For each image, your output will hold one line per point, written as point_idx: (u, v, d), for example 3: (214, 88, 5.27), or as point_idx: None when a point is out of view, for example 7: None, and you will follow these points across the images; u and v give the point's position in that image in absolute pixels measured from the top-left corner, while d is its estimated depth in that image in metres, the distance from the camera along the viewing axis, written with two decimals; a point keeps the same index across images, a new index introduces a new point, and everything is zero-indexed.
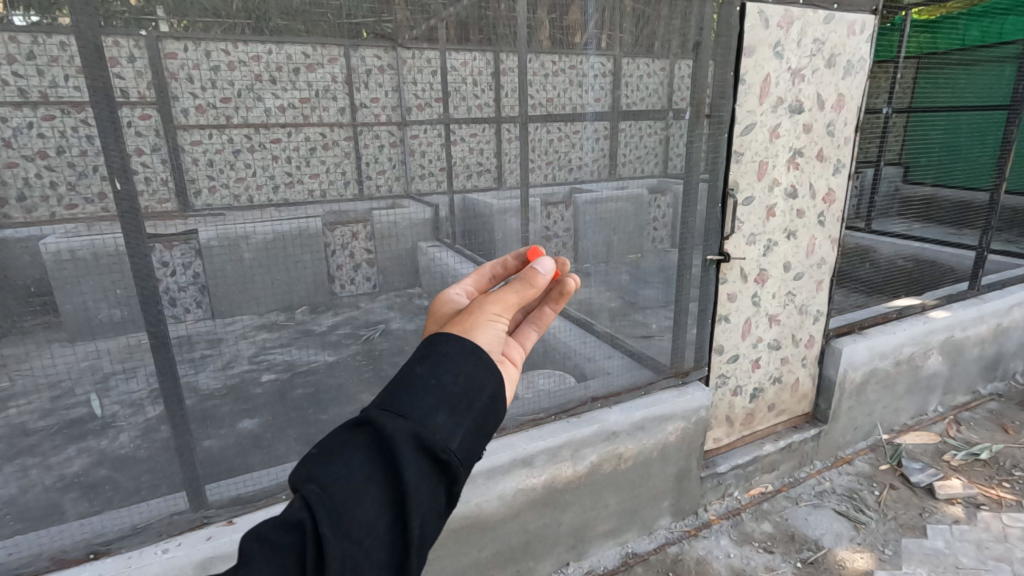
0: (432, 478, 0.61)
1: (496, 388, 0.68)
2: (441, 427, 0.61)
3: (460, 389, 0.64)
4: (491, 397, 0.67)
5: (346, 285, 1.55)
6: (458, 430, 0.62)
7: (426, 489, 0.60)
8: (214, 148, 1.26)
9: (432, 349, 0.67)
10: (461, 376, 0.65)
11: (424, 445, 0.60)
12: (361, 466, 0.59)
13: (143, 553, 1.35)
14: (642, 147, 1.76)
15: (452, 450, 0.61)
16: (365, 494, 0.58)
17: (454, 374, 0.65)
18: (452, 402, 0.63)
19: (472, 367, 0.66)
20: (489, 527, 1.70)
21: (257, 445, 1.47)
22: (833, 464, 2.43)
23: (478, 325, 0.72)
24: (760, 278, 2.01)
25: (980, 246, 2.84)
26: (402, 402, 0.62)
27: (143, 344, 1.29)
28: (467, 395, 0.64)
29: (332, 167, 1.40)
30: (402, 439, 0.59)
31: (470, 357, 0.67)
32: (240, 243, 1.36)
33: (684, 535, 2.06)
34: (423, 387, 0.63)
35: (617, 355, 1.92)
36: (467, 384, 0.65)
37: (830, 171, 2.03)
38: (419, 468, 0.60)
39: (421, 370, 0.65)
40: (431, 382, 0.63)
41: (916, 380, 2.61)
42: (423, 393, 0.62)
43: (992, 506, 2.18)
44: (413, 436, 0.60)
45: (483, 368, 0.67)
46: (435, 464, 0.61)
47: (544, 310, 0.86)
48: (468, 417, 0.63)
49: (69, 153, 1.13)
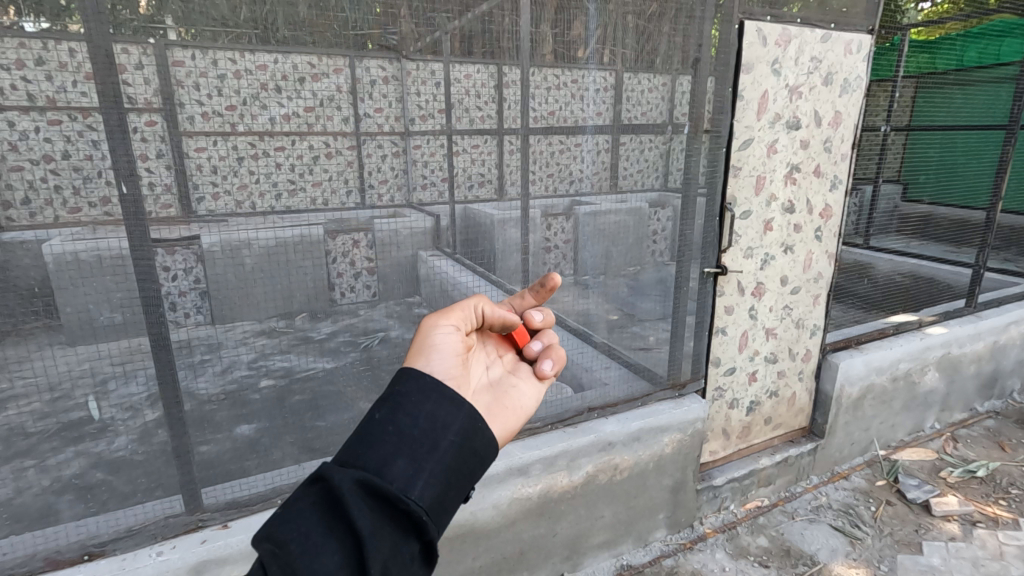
0: (389, 527, 0.62)
1: (461, 424, 0.72)
2: (399, 473, 0.65)
3: (421, 432, 0.69)
4: (459, 433, 0.71)
5: (346, 293, 1.60)
6: (419, 477, 0.65)
7: (385, 537, 0.61)
8: (218, 156, 1.28)
9: (391, 392, 0.72)
10: (420, 419, 0.70)
11: (380, 490, 0.62)
12: (318, 520, 0.61)
13: (137, 555, 1.32)
14: (642, 161, 1.79)
15: (413, 496, 0.64)
16: (323, 547, 0.59)
17: (413, 418, 0.69)
18: (411, 447, 0.67)
19: (433, 408, 0.71)
20: (483, 536, 1.69)
21: (254, 450, 1.45)
22: (829, 479, 2.43)
23: (426, 354, 0.81)
24: (757, 291, 2.02)
25: (977, 264, 2.85)
26: (358, 453, 0.66)
27: (144, 349, 1.30)
28: (428, 436, 0.69)
29: (334, 175, 1.45)
30: (355, 488, 0.62)
31: (430, 396, 0.72)
32: (241, 249, 1.42)
33: (679, 548, 2.04)
34: (380, 435, 0.67)
35: (614, 366, 1.94)
36: (426, 426, 0.70)
37: (827, 186, 2.05)
38: (376, 515, 0.62)
39: (380, 416, 0.69)
40: (388, 430, 0.68)
41: (912, 396, 2.62)
42: (380, 443, 0.66)
43: (988, 523, 2.17)
44: (366, 482, 0.62)
45: (445, 405, 0.72)
46: (393, 511, 0.63)
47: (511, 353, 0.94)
48: (429, 460, 0.67)
49: (75, 158, 1.15)
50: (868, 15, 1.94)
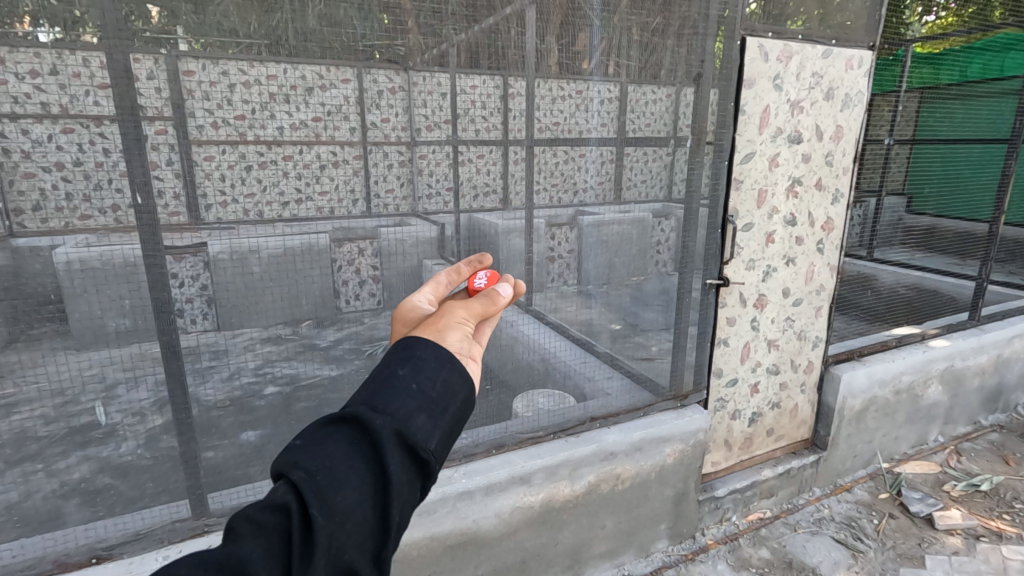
0: (411, 475, 0.65)
1: (468, 394, 0.74)
2: (420, 427, 0.66)
3: (437, 393, 0.70)
4: (464, 401, 0.73)
5: (351, 300, 1.62)
6: (436, 431, 0.68)
7: (405, 484, 0.64)
8: (227, 163, 1.32)
9: (411, 352, 0.73)
10: (438, 382, 0.71)
11: (405, 441, 0.65)
12: (344, 457, 0.63)
13: (144, 560, 1.32)
14: (647, 172, 1.83)
15: (431, 450, 0.66)
16: (347, 482, 0.61)
17: (432, 380, 0.70)
18: (430, 405, 0.68)
19: (448, 375, 0.72)
20: (485, 544, 1.70)
21: (258, 455, 1.51)
22: (832, 491, 2.42)
23: (447, 324, 0.78)
24: (759, 303, 2.03)
25: (981, 277, 2.83)
26: (386, 399, 0.67)
27: (155, 354, 1.32)
28: (443, 398, 0.70)
29: (342, 184, 1.55)
30: (389, 435, 0.64)
31: (445, 365, 0.72)
32: (249, 257, 1.44)
33: (681, 559, 2.04)
34: (405, 389, 0.68)
35: (617, 377, 2.01)
36: (443, 389, 0.71)
37: (829, 200, 2.07)
38: (402, 461, 0.64)
39: (402, 372, 0.70)
40: (412, 387, 0.69)
41: (915, 409, 2.61)
42: (406, 395, 0.68)
43: (991, 538, 2.15)
44: (395, 432, 0.64)
45: (458, 373, 0.73)
46: (413, 460, 0.65)
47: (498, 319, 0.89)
48: (443, 419, 0.69)
49: (86, 165, 1.16)
50: (869, 32, 1.96)
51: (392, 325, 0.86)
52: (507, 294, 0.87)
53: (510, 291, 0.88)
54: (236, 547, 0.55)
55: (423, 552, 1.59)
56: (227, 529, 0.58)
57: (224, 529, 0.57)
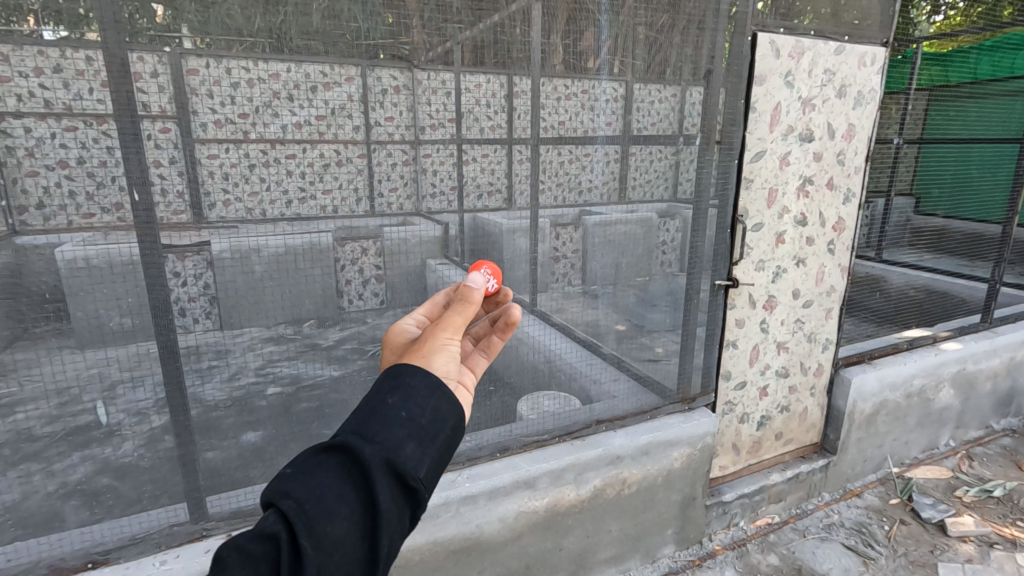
0: (400, 505, 0.64)
1: (456, 420, 0.72)
2: (410, 457, 0.65)
3: (427, 421, 0.68)
4: (453, 428, 0.71)
5: (354, 300, 1.62)
6: (425, 460, 0.66)
7: (394, 512, 0.63)
8: (230, 162, 1.29)
9: (400, 379, 0.70)
10: (427, 409, 0.69)
11: (395, 471, 0.63)
12: (334, 486, 0.61)
13: (141, 564, 1.33)
14: (653, 171, 1.78)
15: (419, 479, 0.65)
16: (336, 512, 0.60)
17: (422, 408, 0.69)
18: (419, 434, 0.67)
19: (437, 403, 0.70)
20: (489, 549, 1.67)
21: (259, 457, 1.48)
22: (841, 496, 2.39)
23: (432, 347, 0.76)
24: (768, 305, 2.00)
25: (993, 279, 2.79)
26: (376, 427, 0.65)
27: (151, 355, 1.30)
28: (432, 426, 0.68)
29: (345, 183, 1.47)
30: (378, 465, 0.62)
31: (435, 392, 0.71)
32: (251, 256, 1.41)
33: (687, 565, 2.01)
34: (393, 418, 0.66)
35: (623, 379, 1.94)
36: (432, 417, 0.69)
37: (839, 200, 2.04)
38: (391, 491, 0.63)
39: (391, 401, 0.68)
40: (401, 415, 0.67)
41: (927, 413, 2.57)
42: (395, 425, 0.66)
43: (1005, 545, 2.11)
44: (385, 462, 0.63)
45: (447, 400, 0.72)
46: (401, 489, 0.64)
47: (492, 340, 0.91)
48: (433, 447, 0.67)
49: (90, 164, 1.15)
50: (882, 29, 1.93)
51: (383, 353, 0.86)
52: (479, 284, 0.81)
53: (481, 281, 0.82)
54: None
55: (425, 558, 1.57)
56: (216, 557, 0.56)
57: (214, 557, 0.56)
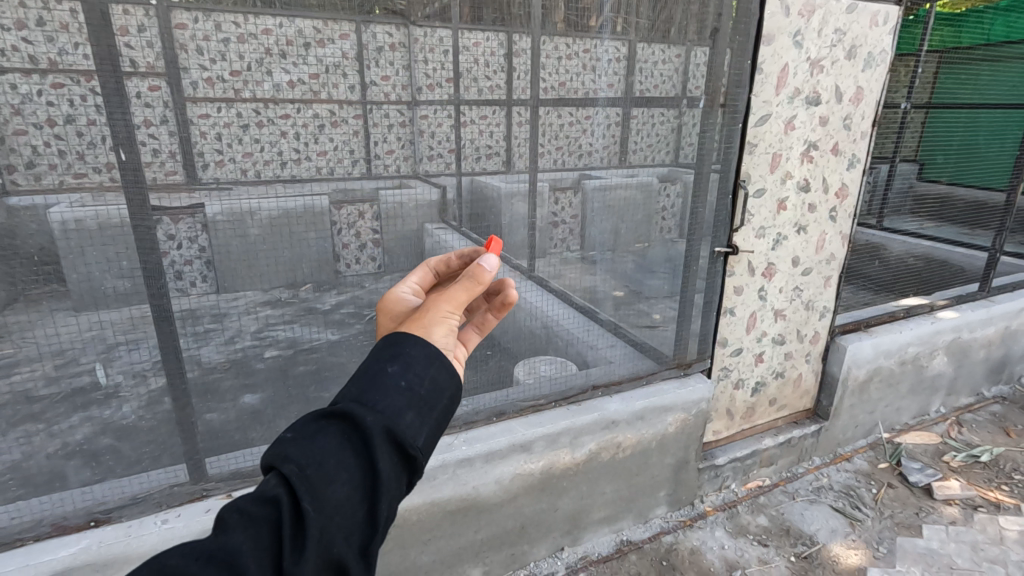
0: (399, 471, 0.64)
1: (455, 390, 0.72)
2: (409, 425, 0.65)
3: (426, 390, 0.68)
4: (451, 397, 0.71)
5: (351, 265, 1.56)
6: (424, 428, 0.66)
7: (394, 478, 0.63)
8: (222, 123, 1.25)
9: (400, 349, 0.70)
10: (426, 379, 0.69)
11: (394, 439, 0.63)
12: (335, 452, 0.62)
13: (143, 522, 1.37)
14: (654, 135, 1.73)
15: (419, 447, 0.65)
16: (336, 476, 0.60)
17: (421, 378, 0.68)
18: (418, 402, 0.67)
19: (436, 373, 0.70)
20: (485, 510, 1.71)
21: (258, 421, 1.49)
22: (831, 460, 2.44)
23: (433, 320, 0.75)
24: (768, 272, 2.00)
25: (994, 248, 2.78)
26: (376, 395, 0.65)
27: (146, 317, 1.30)
28: (431, 395, 0.68)
29: (341, 145, 1.41)
30: (378, 433, 0.63)
31: (434, 362, 0.70)
32: (246, 218, 1.37)
33: (679, 525, 2.07)
34: (393, 387, 0.66)
35: (619, 345, 1.93)
36: (431, 386, 0.69)
37: (844, 165, 2.00)
38: (390, 458, 0.63)
39: (391, 370, 0.68)
40: (401, 384, 0.67)
41: (920, 380, 2.60)
42: (394, 393, 0.66)
43: (989, 508, 2.17)
44: (384, 430, 0.63)
45: (446, 370, 0.71)
46: (401, 456, 0.64)
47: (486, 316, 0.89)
48: (432, 416, 0.68)
49: (77, 123, 1.12)
50: None
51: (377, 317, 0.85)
52: (492, 265, 0.78)
53: (496, 264, 0.79)
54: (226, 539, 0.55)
55: (423, 518, 1.61)
56: (218, 518, 0.57)
57: (216, 518, 0.57)
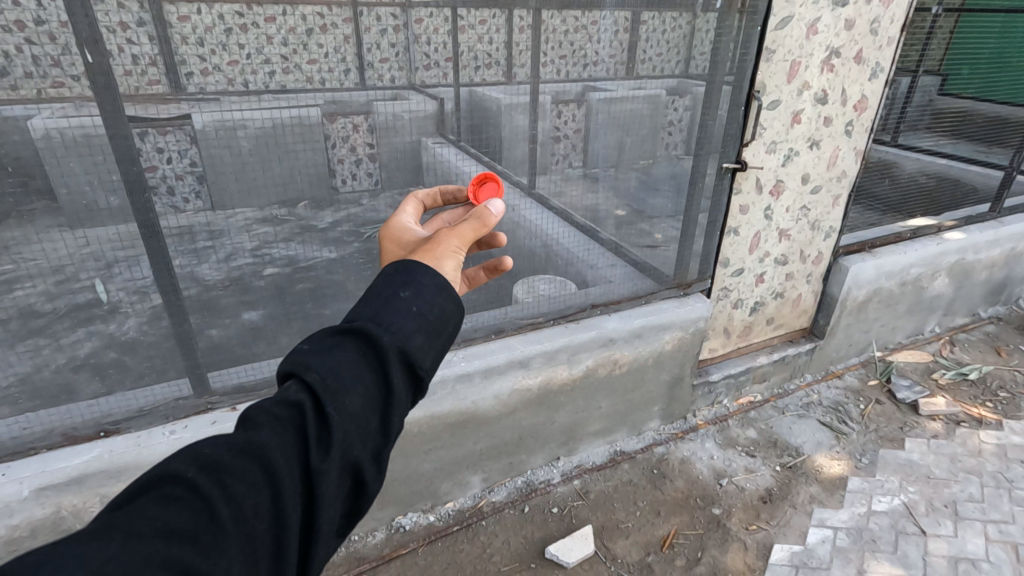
0: (407, 390, 0.65)
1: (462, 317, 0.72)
2: (420, 347, 0.65)
3: (436, 315, 0.68)
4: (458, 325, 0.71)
5: (347, 180, 1.49)
6: (432, 351, 0.67)
7: (405, 395, 0.64)
8: (204, 25, 1.15)
9: (410, 278, 0.68)
10: (436, 307, 0.68)
11: (407, 358, 0.64)
12: (353, 365, 0.62)
13: (151, 433, 1.42)
14: (664, 42, 1.61)
15: (426, 369, 0.66)
16: (354, 387, 0.60)
17: (432, 304, 0.67)
18: (428, 326, 0.66)
19: (446, 302, 0.69)
20: (484, 423, 1.78)
21: (259, 335, 1.51)
22: (822, 378, 2.49)
23: (444, 252, 0.73)
24: (775, 191, 1.94)
25: (1010, 167, 2.70)
26: (390, 316, 0.65)
27: (132, 233, 1.26)
28: (440, 321, 0.68)
29: (331, 52, 1.29)
30: (394, 350, 0.63)
31: (444, 291, 0.69)
32: (236, 131, 1.28)
33: (671, 437, 2.16)
34: (406, 310, 0.66)
35: (620, 265, 1.92)
36: (440, 314, 0.68)
37: (866, 75, 1.89)
38: (402, 375, 0.64)
39: (403, 295, 0.67)
40: (412, 309, 0.66)
41: (918, 300, 2.61)
42: (407, 316, 0.65)
43: (971, 423, 2.26)
44: (398, 349, 0.63)
45: (454, 299, 0.70)
46: (410, 374, 0.65)
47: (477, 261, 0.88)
48: (440, 341, 0.68)
49: (49, 25, 1.05)
50: None
51: (380, 244, 0.84)
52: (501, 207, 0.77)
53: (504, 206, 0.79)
54: (257, 436, 0.54)
55: (425, 430, 1.67)
56: (244, 417, 0.57)
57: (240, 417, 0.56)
